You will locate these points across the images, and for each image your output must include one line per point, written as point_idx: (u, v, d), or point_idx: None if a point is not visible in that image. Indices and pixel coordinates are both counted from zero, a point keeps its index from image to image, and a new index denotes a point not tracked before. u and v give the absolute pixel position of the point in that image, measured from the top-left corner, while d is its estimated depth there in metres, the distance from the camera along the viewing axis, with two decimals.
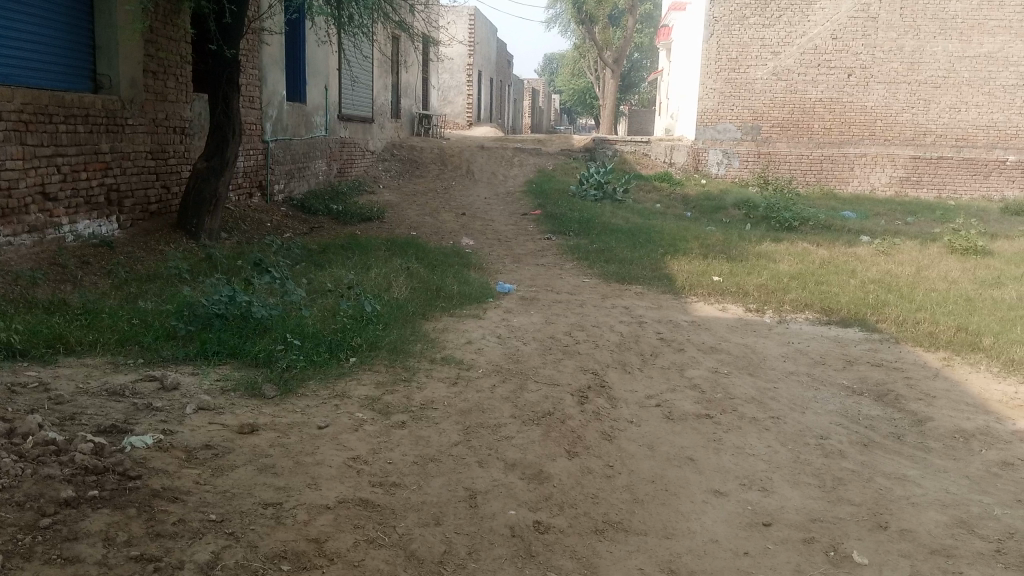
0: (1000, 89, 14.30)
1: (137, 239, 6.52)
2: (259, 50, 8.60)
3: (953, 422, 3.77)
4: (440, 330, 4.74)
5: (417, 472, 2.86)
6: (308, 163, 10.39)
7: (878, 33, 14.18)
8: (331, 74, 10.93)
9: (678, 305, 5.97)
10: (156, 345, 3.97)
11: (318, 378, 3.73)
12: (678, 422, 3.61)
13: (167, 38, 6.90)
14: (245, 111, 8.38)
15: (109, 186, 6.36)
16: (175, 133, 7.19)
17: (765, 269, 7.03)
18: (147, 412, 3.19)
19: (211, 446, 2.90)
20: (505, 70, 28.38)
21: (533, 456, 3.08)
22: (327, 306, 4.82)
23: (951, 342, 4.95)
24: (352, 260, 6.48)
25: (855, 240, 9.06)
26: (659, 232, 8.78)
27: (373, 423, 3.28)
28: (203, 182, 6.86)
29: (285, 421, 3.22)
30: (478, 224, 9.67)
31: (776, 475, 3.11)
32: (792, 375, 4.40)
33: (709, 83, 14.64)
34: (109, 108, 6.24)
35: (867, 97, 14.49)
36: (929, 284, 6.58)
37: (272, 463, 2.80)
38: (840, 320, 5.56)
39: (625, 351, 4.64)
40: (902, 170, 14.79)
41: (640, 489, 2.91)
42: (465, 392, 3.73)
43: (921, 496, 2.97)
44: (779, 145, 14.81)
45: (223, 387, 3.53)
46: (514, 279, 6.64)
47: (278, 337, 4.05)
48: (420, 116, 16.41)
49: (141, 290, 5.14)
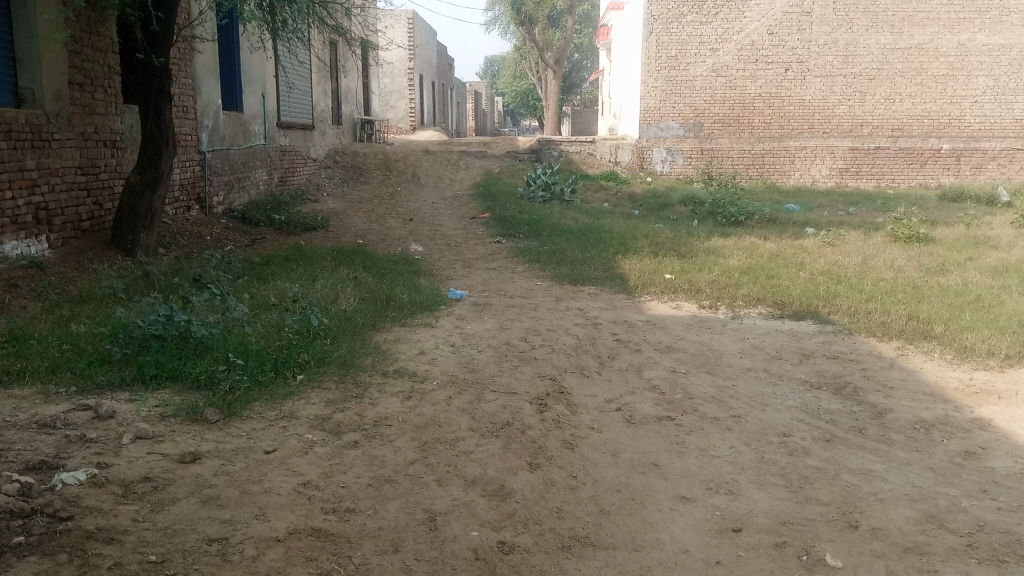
0: (931, 80, 14.66)
1: (69, 259, 6.22)
2: (191, 58, 8.32)
3: (912, 412, 3.77)
4: (392, 341, 4.58)
5: (373, 496, 2.72)
6: (248, 173, 10.11)
7: (813, 28, 14.44)
8: (268, 81, 10.66)
9: (632, 304, 5.92)
10: (88, 371, 3.74)
11: (265, 399, 3.55)
12: (640, 426, 3.52)
13: (92, 48, 6.61)
14: (179, 122, 8.09)
15: (36, 204, 6.05)
16: (105, 146, 6.89)
17: (716, 264, 7.03)
18: (80, 444, 2.98)
19: (149, 478, 2.71)
20: (446, 74, 28.23)
21: (493, 471, 2.96)
22: (272, 321, 4.63)
23: (903, 331, 4.98)
24: (297, 271, 6.28)
25: (801, 232, 9.15)
26: (609, 231, 8.74)
27: (324, 444, 3.13)
28: (136, 197, 6.59)
29: (230, 446, 3.04)
30: (427, 229, 9.52)
31: (741, 476, 3.05)
32: (750, 371, 4.36)
33: (650, 81, 14.71)
34: (33, 123, 5.94)
35: (805, 91, 14.74)
36: (877, 273, 6.65)
37: (216, 494, 2.63)
38: (793, 313, 5.56)
39: (582, 355, 4.55)
40: (841, 161, 15.06)
41: (606, 499, 2.82)
42: (420, 406, 3.60)
43: (888, 492, 2.93)
44: (721, 141, 14.95)
45: (163, 413, 3.33)
46: (465, 285, 6.52)
47: (220, 357, 3.86)
48: (362, 122, 16.16)
49: (74, 313, 4.87)
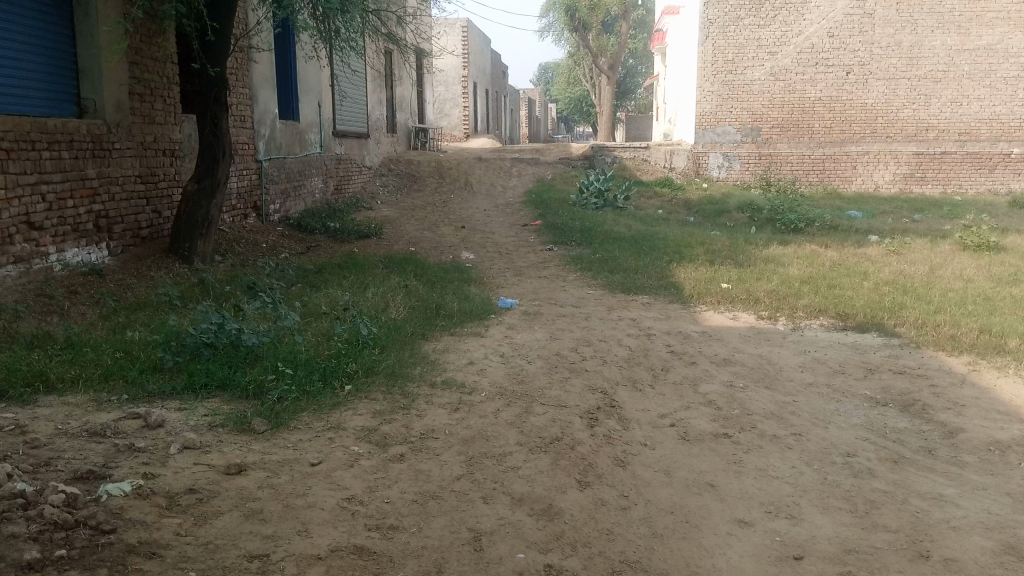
0: (1001, 82, 14.10)
1: (128, 266, 6.33)
2: (248, 68, 8.44)
3: (986, 432, 3.55)
4: (441, 351, 4.53)
5: (417, 512, 2.65)
6: (304, 181, 10.22)
7: (875, 29, 14.02)
8: (323, 90, 10.78)
9: (687, 314, 5.77)
10: (140, 379, 3.76)
11: (312, 409, 3.52)
12: (695, 443, 3.39)
13: (152, 59, 6.74)
14: (236, 131, 8.21)
15: (97, 212, 6.18)
16: (164, 155, 7.02)
17: (775, 273, 6.83)
18: (128, 454, 2.98)
19: (194, 491, 2.69)
20: (500, 81, 28.30)
21: (541, 488, 2.87)
22: (323, 329, 4.62)
23: (975, 345, 4.73)
24: (348, 279, 6.29)
25: (864, 240, 8.85)
26: (663, 238, 8.57)
27: (370, 457, 3.07)
28: (194, 205, 6.68)
29: (276, 458, 3.01)
30: (478, 236, 9.48)
31: (803, 499, 2.89)
32: (811, 387, 4.18)
33: (706, 86, 14.48)
34: (95, 133, 6.06)
35: (867, 95, 14.31)
36: (945, 283, 6.37)
37: (260, 508, 2.59)
38: (856, 325, 5.34)
39: (635, 367, 4.42)
40: (906, 166, 14.59)
41: (659, 522, 2.70)
42: (467, 418, 3.52)
43: (962, 519, 2.75)
44: (780, 146, 14.62)
45: (211, 423, 3.32)
46: (516, 293, 6.43)
47: (269, 367, 3.85)
48: (416, 130, 16.26)
49: (129, 321, 4.93)
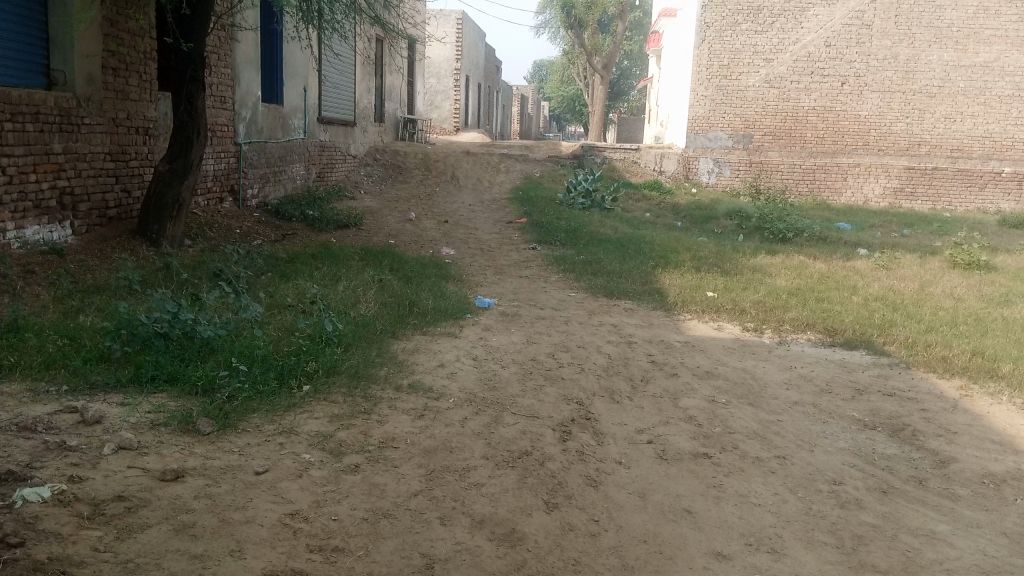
0: (996, 100, 14.01)
1: (91, 246, 6.05)
2: (232, 47, 8.16)
3: (981, 464, 3.35)
4: (411, 351, 4.29)
5: (366, 533, 2.42)
6: (285, 167, 9.93)
7: (873, 41, 13.88)
8: (310, 75, 10.49)
9: (671, 323, 5.55)
10: (84, 369, 3.50)
11: (265, 410, 3.27)
12: (674, 463, 3.18)
13: (128, 32, 6.45)
14: (215, 111, 7.92)
15: (62, 189, 5.89)
16: (137, 133, 6.72)
17: (762, 284, 6.62)
18: (57, 453, 2.74)
19: (123, 498, 2.46)
20: (493, 77, 28.08)
21: (505, 511, 2.64)
22: (286, 324, 4.37)
23: (967, 368, 4.55)
24: (321, 270, 6.04)
25: (853, 253, 8.68)
26: (650, 243, 8.37)
27: (321, 467, 2.83)
28: (164, 185, 6.39)
29: (218, 464, 2.76)
30: (461, 232, 9.25)
31: (786, 532, 2.68)
32: (797, 406, 3.98)
33: (699, 89, 14.30)
34: (63, 106, 5.78)
35: (861, 106, 14.18)
36: (935, 302, 6.21)
37: (192, 522, 2.36)
38: (844, 341, 5.15)
39: (613, 376, 4.21)
40: (896, 180, 14.46)
41: (630, 552, 2.48)
42: (431, 427, 3.29)
43: (956, 560, 2.55)
44: (770, 154, 14.46)
45: (154, 421, 3.07)
46: (495, 292, 6.21)
47: (223, 361, 3.60)
48: (405, 121, 15.99)
49: (83, 305, 4.66)
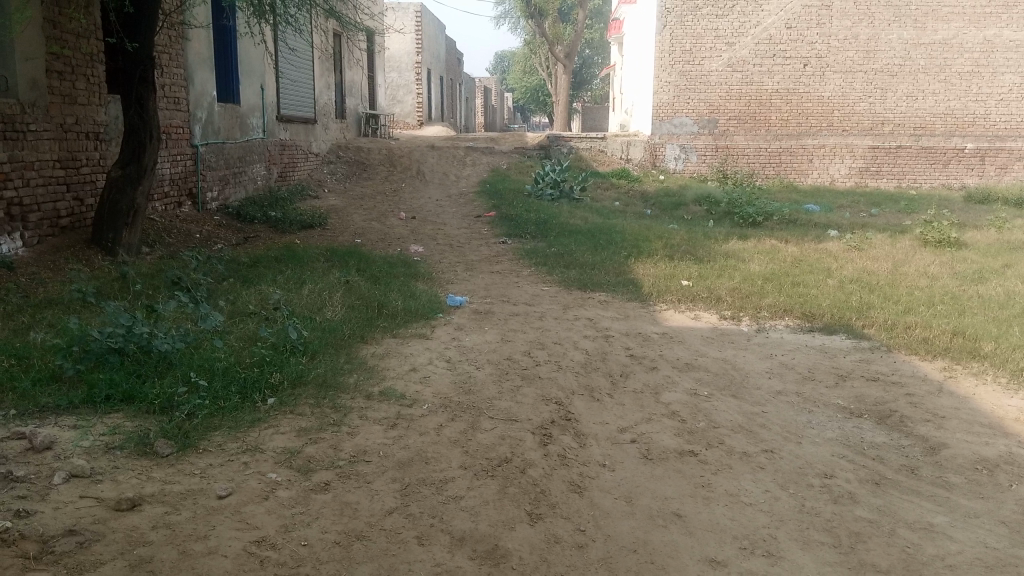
0: (956, 77, 14.10)
1: (44, 258, 5.79)
2: (183, 45, 7.88)
3: (972, 449, 3.27)
4: (380, 356, 4.12)
5: (339, 558, 2.27)
6: (244, 167, 9.66)
7: (833, 22, 13.90)
8: (267, 73, 10.22)
9: (647, 314, 5.44)
10: (33, 391, 3.29)
11: (228, 428, 3.09)
12: (659, 463, 3.05)
13: (72, 34, 6.16)
14: (169, 113, 7.65)
15: (10, 199, 5.63)
16: (87, 138, 6.45)
17: (736, 270, 6.54)
18: (3, 485, 2.54)
19: (75, 532, 2.28)
20: (456, 69, 27.84)
21: (486, 525, 2.50)
22: (248, 333, 4.17)
23: (949, 349, 4.49)
24: (285, 273, 5.85)
25: (824, 235, 8.64)
26: (621, 232, 8.27)
27: (289, 487, 2.66)
28: (117, 192, 6.13)
29: (178, 489, 2.59)
30: (429, 228, 9.07)
31: (780, 532, 2.57)
32: (780, 395, 3.87)
33: (663, 76, 14.22)
34: (7, 113, 5.50)
35: (823, 87, 14.20)
36: (910, 281, 6.17)
37: (149, 557, 2.19)
38: (823, 326, 5.07)
39: (591, 373, 4.07)
40: (861, 161, 14.52)
41: (620, 563, 2.35)
42: (405, 437, 3.13)
43: (957, 555, 2.45)
44: (736, 138, 14.44)
45: (110, 444, 2.87)
46: (466, 290, 6.05)
47: (182, 377, 3.40)
48: (367, 117, 15.73)
49: (32, 322, 4.41)
